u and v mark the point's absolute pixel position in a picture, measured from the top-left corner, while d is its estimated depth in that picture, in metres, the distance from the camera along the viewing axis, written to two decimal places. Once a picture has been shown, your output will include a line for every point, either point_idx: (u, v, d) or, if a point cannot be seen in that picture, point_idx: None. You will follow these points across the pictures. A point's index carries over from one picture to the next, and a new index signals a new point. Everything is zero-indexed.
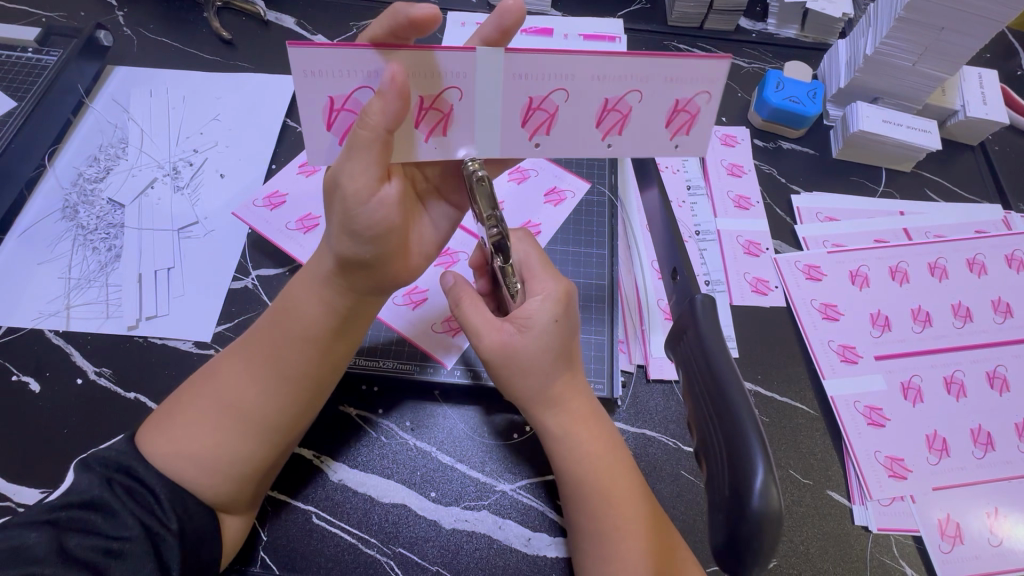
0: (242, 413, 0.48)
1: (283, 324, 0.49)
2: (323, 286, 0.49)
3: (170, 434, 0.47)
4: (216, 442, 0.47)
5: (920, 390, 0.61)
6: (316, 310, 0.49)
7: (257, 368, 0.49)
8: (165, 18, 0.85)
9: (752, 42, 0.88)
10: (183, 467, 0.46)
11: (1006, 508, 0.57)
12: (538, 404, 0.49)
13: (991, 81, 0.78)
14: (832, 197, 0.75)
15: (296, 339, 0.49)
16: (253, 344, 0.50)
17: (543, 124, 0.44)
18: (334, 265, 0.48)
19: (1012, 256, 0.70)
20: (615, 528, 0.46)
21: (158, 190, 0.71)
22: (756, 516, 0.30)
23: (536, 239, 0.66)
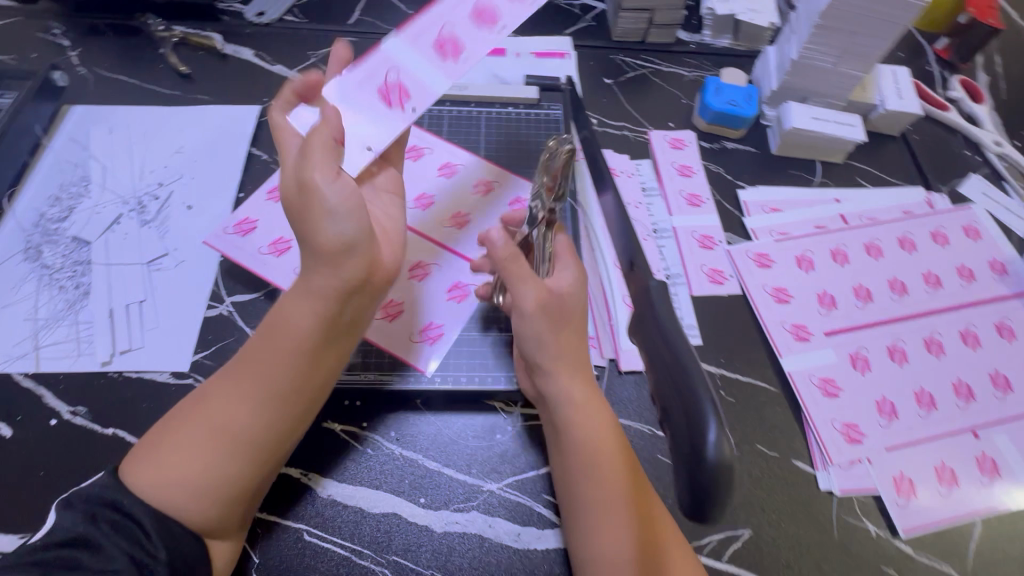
0: (227, 436, 0.48)
1: (272, 338, 0.49)
2: (309, 295, 0.49)
3: (155, 459, 0.47)
4: (205, 467, 0.47)
5: (867, 360, 0.67)
6: (301, 320, 0.49)
7: (247, 390, 0.49)
8: (120, 56, 0.86)
9: (691, 52, 0.95)
10: (168, 492, 0.46)
11: (952, 461, 0.62)
12: (557, 365, 0.50)
13: (904, 77, 0.86)
14: (774, 190, 0.81)
15: (284, 355, 0.49)
16: (243, 364, 0.50)
17: (452, 49, 0.58)
18: (314, 272, 0.49)
19: (936, 233, 0.77)
20: (604, 498, 0.48)
21: (124, 225, 0.71)
22: (715, 464, 0.33)
23: None
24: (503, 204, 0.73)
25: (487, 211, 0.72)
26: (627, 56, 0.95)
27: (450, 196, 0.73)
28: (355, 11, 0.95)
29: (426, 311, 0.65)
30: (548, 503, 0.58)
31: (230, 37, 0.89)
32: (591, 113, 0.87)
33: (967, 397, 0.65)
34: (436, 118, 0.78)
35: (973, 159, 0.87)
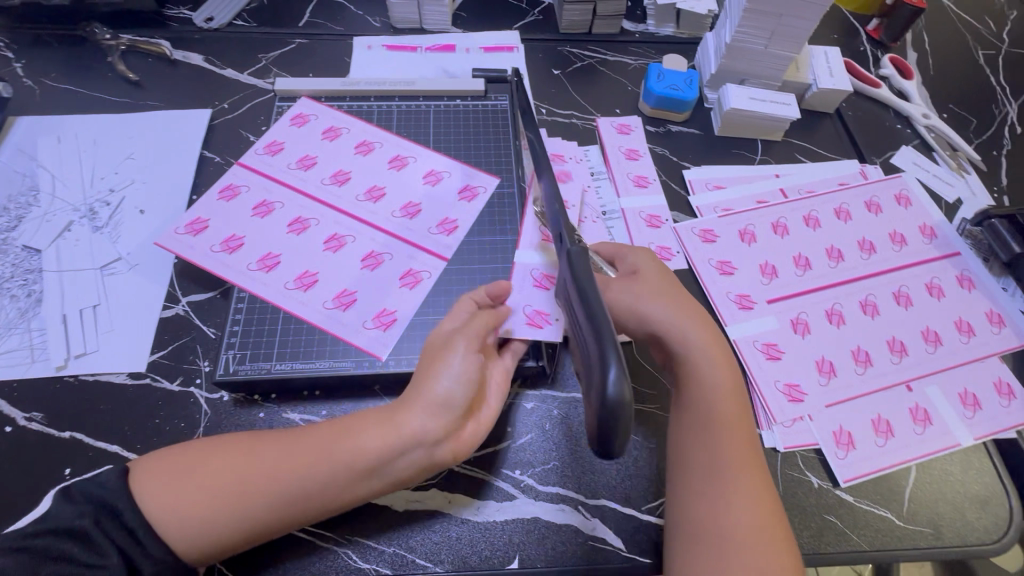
0: (247, 505, 0.49)
1: (341, 445, 0.52)
2: (393, 430, 0.52)
3: (182, 487, 0.49)
4: (217, 518, 0.48)
5: (807, 324, 0.70)
6: (372, 446, 0.51)
7: (291, 477, 0.50)
8: (67, 66, 0.85)
9: (636, 41, 0.98)
10: (173, 513, 0.48)
11: (887, 413, 0.65)
12: (677, 327, 0.60)
13: (835, 56, 0.90)
14: (716, 169, 0.84)
15: (340, 464, 0.51)
16: (303, 447, 0.52)
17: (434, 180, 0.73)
18: (411, 410, 0.52)
19: (870, 202, 0.81)
20: (730, 471, 0.54)
21: (76, 232, 0.71)
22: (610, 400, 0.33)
23: (454, 233, 0.69)
24: (454, 193, 0.73)
25: (445, 204, 0.72)
26: (575, 47, 0.97)
27: (400, 186, 0.72)
28: (306, 13, 0.96)
29: (377, 299, 0.64)
30: (507, 477, 0.60)
31: (179, 43, 0.89)
32: (540, 104, 0.90)
33: (901, 353, 0.69)
34: (387, 114, 0.79)
35: (904, 132, 0.92)
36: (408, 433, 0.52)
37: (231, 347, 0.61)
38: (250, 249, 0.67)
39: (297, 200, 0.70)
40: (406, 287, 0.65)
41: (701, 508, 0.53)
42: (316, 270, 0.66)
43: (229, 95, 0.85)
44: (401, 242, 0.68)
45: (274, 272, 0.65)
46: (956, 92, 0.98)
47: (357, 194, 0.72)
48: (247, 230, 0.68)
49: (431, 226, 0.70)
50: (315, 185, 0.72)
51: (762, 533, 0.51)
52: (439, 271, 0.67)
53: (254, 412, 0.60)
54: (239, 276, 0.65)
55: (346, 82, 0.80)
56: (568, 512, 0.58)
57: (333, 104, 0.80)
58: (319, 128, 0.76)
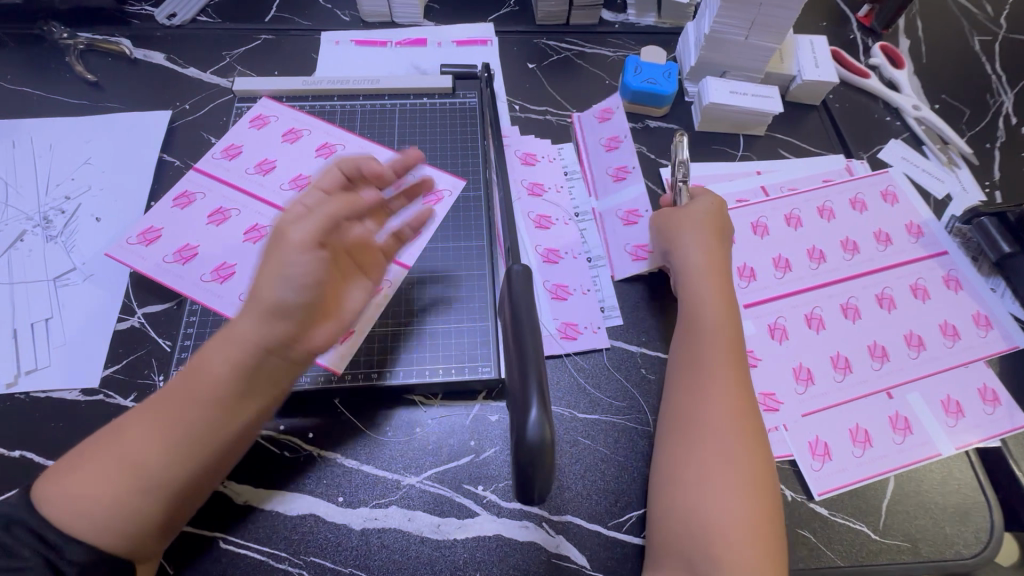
0: (137, 475, 0.46)
1: (195, 381, 0.48)
2: (242, 348, 0.47)
3: (69, 486, 0.46)
4: (111, 500, 0.45)
5: (785, 329, 0.68)
6: (224, 368, 0.47)
7: (164, 430, 0.47)
8: (24, 67, 0.83)
9: (615, 32, 0.95)
10: (72, 513, 0.45)
11: (865, 423, 0.63)
12: (686, 245, 0.65)
13: (821, 46, 0.86)
14: (695, 166, 0.81)
15: (203, 399, 0.47)
16: (165, 399, 0.48)
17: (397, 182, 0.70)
18: (251, 319, 0.47)
19: (855, 199, 0.78)
20: (711, 370, 0.58)
21: (29, 242, 0.69)
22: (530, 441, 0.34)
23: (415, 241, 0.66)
24: None
25: None
26: (552, 40, 0.94)
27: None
28: (272, 8, 0.93)
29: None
30: (468, 493, 0.58)
31: (140, 41, 0.86)
32: (514, 100, 0.87)
33: (882, 359, 0.66)
34: (350, 114, 0.77)
35: (894, 125, 0.88)
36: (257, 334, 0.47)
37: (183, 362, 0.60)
38: (204, 260, 0.64)
39: (255, 207, 0.68)
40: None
41: (687, 407, 0.57)
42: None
43: (191, 95, 0.83)
44: None
45: (228, 283, 0.63)
46: (949, 82, 0.94)
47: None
48: (200, 237, 0.66)
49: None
50: (275, 191, 0.69)
51: (732, 423, 0.54)
52: (400, 280, 0.65)
53: None
54: (192, 287, 0.63)
55: (309, 81, 0.78)
56: (531, 529, 0.57)
57: (294, 105, 0.77)
58: (278, 130, 0.74)
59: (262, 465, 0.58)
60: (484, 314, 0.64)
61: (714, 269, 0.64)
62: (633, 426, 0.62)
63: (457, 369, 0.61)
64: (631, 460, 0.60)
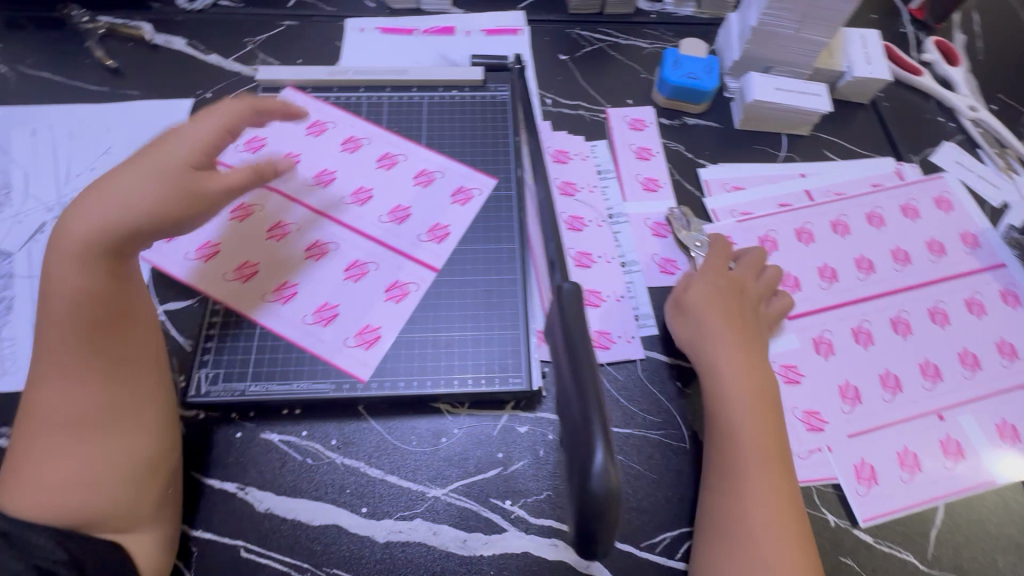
0: (61, 428, 0.47)
1: (64, 313, 0.48)
2: (86, 266, 0.48)
3: (25, 477, 0.45)
4: (57, 462, 0.46)
5: (831, 344, 0.64)
6: (78, 284, 0.48)
7: (62, 377, 0.47)
8: (44, 51, 0.81)
9: (652, 22, 0.90)
10: (33, 495, 0.45)
11: (915, 446, 0.60)
12: (702, 333, 0.60)
13: (873, 40, 0.81)
14: (735, 167, 0.77)
15: (81, 325, 0.48)
16: (48, 352, 0.48)
17: (424, 179, 0.69)
18: (90, 242, 0.48)
19: (906, 205, 0.74)
20: (748, 478, 0.53)
21: (49, 233, 0.67)
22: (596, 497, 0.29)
23: (446, 240, 0.65)
24: (445, 197, 0.68)
25: (440, 210, 0.67)
26: (585, 30, 0.89)
27: (388, 189, 0.68)
28: None
29: (360, 315, 0.61)
30: (496, 508, 0.56)
31: (161, 25, 0.84)
32: (545, 93, 0.83)
33: (934, 378, 0.63)
34: (376, 107, 0.74)
35: (947, 126, 0.83)
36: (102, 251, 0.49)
37: (204, 365, 0.58)
38: (226, 257, 0.63)
39: (277, 201, 0.66)
40: (391, 301, 0.61)
41: (726, 518, 0.52)
42: (296, 281, 0.62)
43: (212, 83, 0.80)
44: (387, 248, 0.64)
45: (251, 279, 0.61)
46: (1007, 81, 0.88)
47: (341, 196, 0.67)
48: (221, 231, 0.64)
49: (420, 233, 0.65)
50: (300, 186, 0.67)
51: (776, 533, 0.51)
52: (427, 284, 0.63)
53: (230, 431, 0.57)
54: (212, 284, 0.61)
55: (334, 71, 0.75)
56: (560, 548, 0.54)
57: (319, 96, 0.74)
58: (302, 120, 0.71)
59: (284, 473, 0.56)
60: (513, 321, 0.62)
61: (740, 354, 0.59)
62: (668, 443, 0.59)
63: (487, 379, 0.59)
64: (666, 478, 0.58)
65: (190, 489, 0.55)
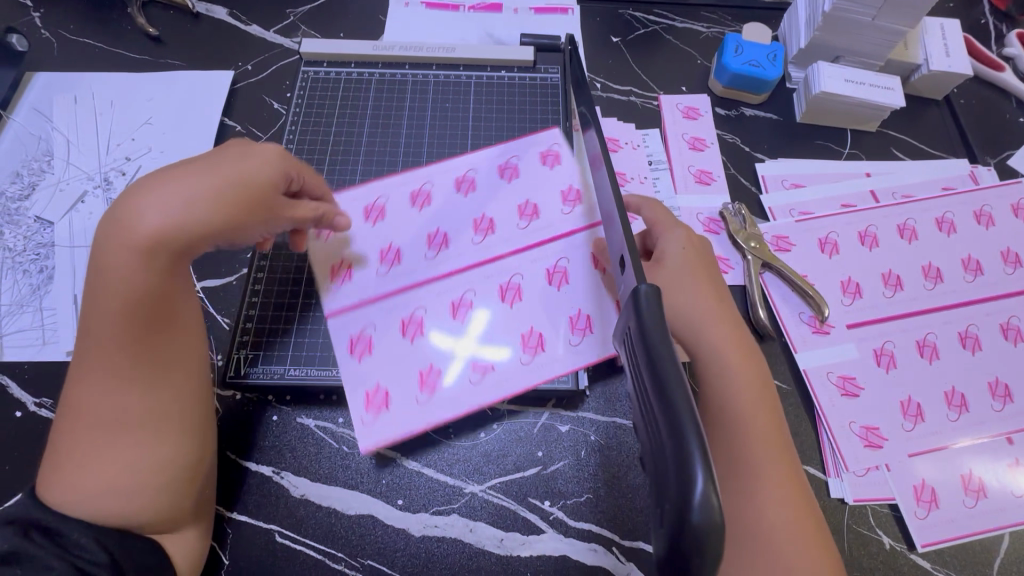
0: (126, 429, 0.44)
1: (121, 309, 0.43)
2: (149, 266, 0.44)
3: (82, 480, 0.42)
4: (122, 467, 0.43)
5: (893, 356, 0.61)
6: (135, 283, 0.43)
7: (127, 374, 0.44)
8: (86, 17, 0.79)
9: (710, 5, 0.85)
10: (95, 499, 0.42)
11: (981, 469, 0.56)
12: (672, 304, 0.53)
13: (954, 31, 0.75)
14: (795, 163, 0.73)
15: (144, 324, 0.44)
16: (103, 349, 0.44)
17: (546, 161, 0.64)
18: (151, 248, 0.43)
19: (981, 211, 0.69)
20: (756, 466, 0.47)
21: (90, 203, 0.66)
22: (698, 529, 0.28)
23: (587, 196, 0.62)
24: (541, 167, 0.64)
25: (543, 184, 0.63)
26: (639, 10, 0.85)
27: (513, 202, 0.62)
28: None
29: (551, 319, 0.57)
30: (534, 508, 0.54)
31: None
32: (595, 77, 0.79)
33: (1004, 399, 0.59)
34: (422, 86, 0.71)
35: None
36: (168, 255, 0.44)
37: (244, 346, 0.57)
38: (445, 370, 0.54)
39: (410, 275, 0.58)
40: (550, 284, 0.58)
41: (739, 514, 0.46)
42: (485, 348, 0.55)
43: (253, 55, 0.78)
44: (564, 241, 0.60)
45: (444, 381, 0.54)
46: None
47: (466, 241, 0.60)
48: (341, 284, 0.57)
49: (558, 205, 0.62)
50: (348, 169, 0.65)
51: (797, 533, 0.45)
52: (582, 260, 0.59)
53: (267, 413, 0.57)
54: (344, 362, 0.54)
55: (379, 46, 0.72)
56: (599, 553, 0.52)
57: (364, 72, 0.72)
58: (402, 201, 0.62)
59: (319, 459, 0.55)
60: None
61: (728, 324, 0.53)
62: None
63: None
64: None
65: (224, 470, 0.54)
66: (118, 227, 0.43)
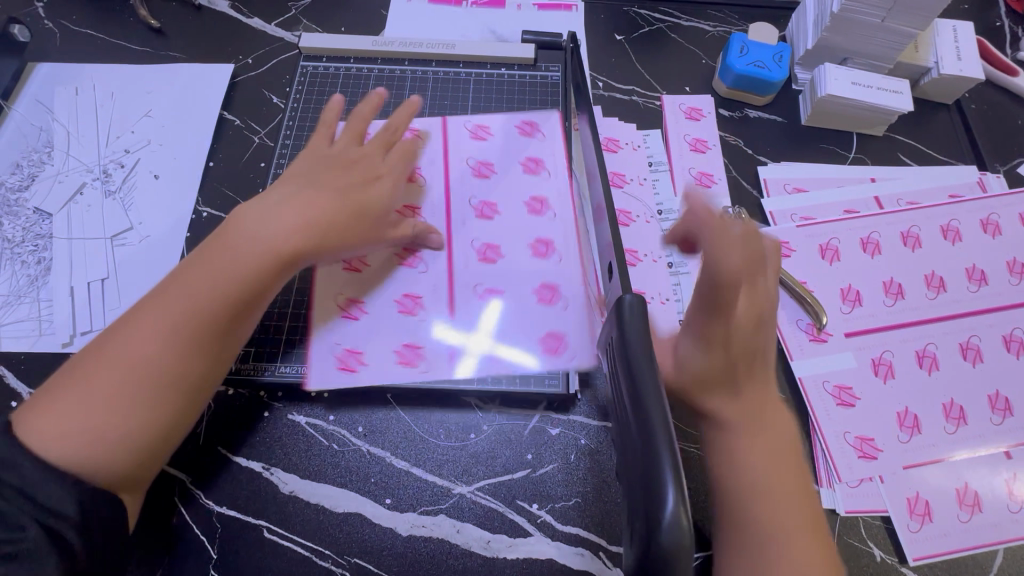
0: (133, 373, 0.45)
1: (209, 271, 0.49)
2: (257, 252, 0.50)
3: (74, 404, 0.44)
4: (105, 410, 0.44)
5: (891, 366, 0.60)
6: (237, 258, 0.49)
7: (169, 325, 0.46)
8: (89, 8, 0.79)
9: (717, 3, 0.84)
10: (69, 429, 0.43)
11: (977, 484, 0.55)
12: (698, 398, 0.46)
13: (966, 33, 0.73)
14: (799, 167, 0.72)
15: (217, 297, 0.48)
16: (171, 293, 0.48)
17: (482, 134, 0.66)
18: (271, 242, 0.50)
19: (988, 220, 0.67)
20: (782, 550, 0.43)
21: (88, 196, 0.67)
22: (664, 550, 0.28)
23: (541, 148, 0.65)
24: (482, 142, 0.65)
25: (494, 154, 0.65)
26: (644, 8, 0.83)
27: (514, 184, 0.63)
28: None
29: (548, 268, 0.59)
30: (522, 510, 0.54)
31: None
32: (597, 75, 0.78)
33: (1004, 413, 0.58)
34: (421, 83, 0.71)
35: None
36: (276, 254, 0.50)
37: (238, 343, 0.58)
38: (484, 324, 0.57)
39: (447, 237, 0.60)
40: (540, 256, 0.60)
41: None
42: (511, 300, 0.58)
43: (254, 49, 0.78)
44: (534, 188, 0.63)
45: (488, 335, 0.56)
46: None
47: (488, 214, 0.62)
48: (376, 309, 0.57)
49: (517, 170, 0.64)
50: None
51: None
52: (563, 206, 0.62)
53: (258, 410, 0.57)
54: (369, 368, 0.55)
55: (379, 41, 0.72)
56: (586, 557, 0.52)
57: (363, 68, 0.72)
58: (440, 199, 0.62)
59: (309, 457, 0.55)
60: None
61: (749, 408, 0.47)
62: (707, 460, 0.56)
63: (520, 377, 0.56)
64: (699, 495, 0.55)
65: (215, 465, 0.54)
66: (254, 211, 0.52)
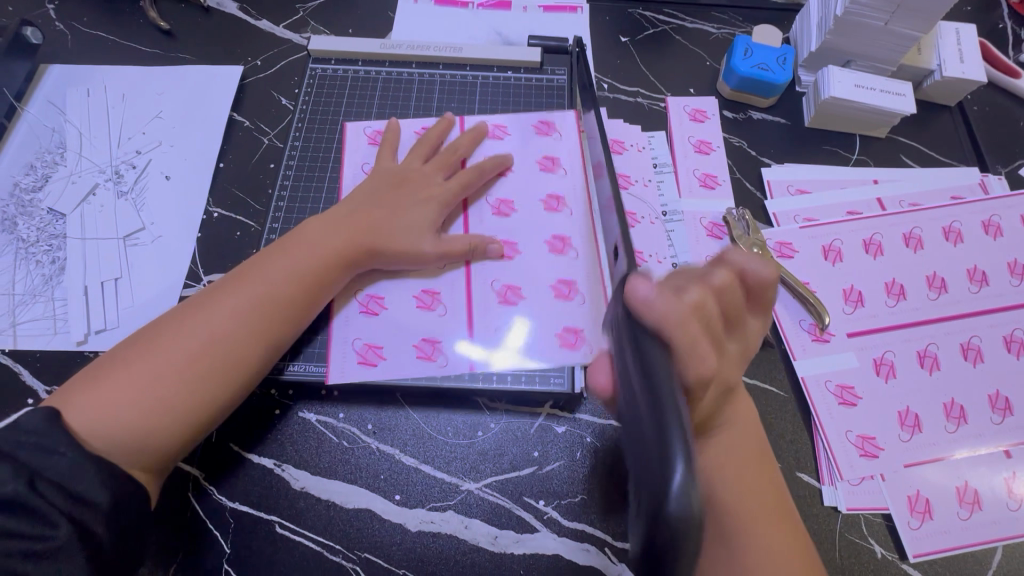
0: (197, 353, 0.48)
1: (272, 267, 0.53)
2: (318, 255, 0.55)
3: (135, 375, 0.47)
4: (160, 383, 0.47)
5: (893, 366, 0.60)
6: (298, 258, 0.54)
7: (233, 312, 0.51)
8: (100, 10, 0.80)
9: (721, 6, 0.84)
10: (125, 398, 0.46)
11: (977, 483, 0.56)
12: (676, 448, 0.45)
13: (969, 36, 0.74)
14: (802, 168, 0.72)
15: (278, 292, 0.53)
16: (236, 285, 0.52)
17: (501, 131, 0.68)
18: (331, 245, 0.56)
19: (989, 222, 0.68)
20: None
21: (101, 196, 0.68)
22: (673, 521, 0.28)
23: (560, 146, 0.67)
24: (501, 140, 0.67)
25: (513, 152, 0.67)
26: (648, 10, 0.84)
27: (533, 181, 0.65)
28: None
29: (565, 263, 0.61)
30: (528, 507, 0.55)
31: None
32: (602, 77, 0.79)
33: (1004, 412, 0.59)
34: (428, 85, 0.72)
35: None
36: (333, 258, 0.56)
37: None
38: (504, 319, 0.59)
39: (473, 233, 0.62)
40: (556, 253, 0.62)
41: None
42: (524, 294, 0.60)
43: (262, 50, 0.78)
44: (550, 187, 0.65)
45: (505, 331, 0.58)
46: None
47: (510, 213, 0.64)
48: (396, 303, 0.60)
49: (535, 168, 0.66)
50: (356, 170, 0.66)
51: None
52: (580, 203, 0.64)
53: (269, 407, 0.58)
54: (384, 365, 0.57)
55: (386, 44, 0.73)
56: (592, 553, 0.53)
57: (371, 70, 0.72)
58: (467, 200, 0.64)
59: (319, 454, 0.56)
60: None
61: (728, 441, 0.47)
62: None
63: (527, 376, 0.57)
64: None
65: (228, 462, 0.55)
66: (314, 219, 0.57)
